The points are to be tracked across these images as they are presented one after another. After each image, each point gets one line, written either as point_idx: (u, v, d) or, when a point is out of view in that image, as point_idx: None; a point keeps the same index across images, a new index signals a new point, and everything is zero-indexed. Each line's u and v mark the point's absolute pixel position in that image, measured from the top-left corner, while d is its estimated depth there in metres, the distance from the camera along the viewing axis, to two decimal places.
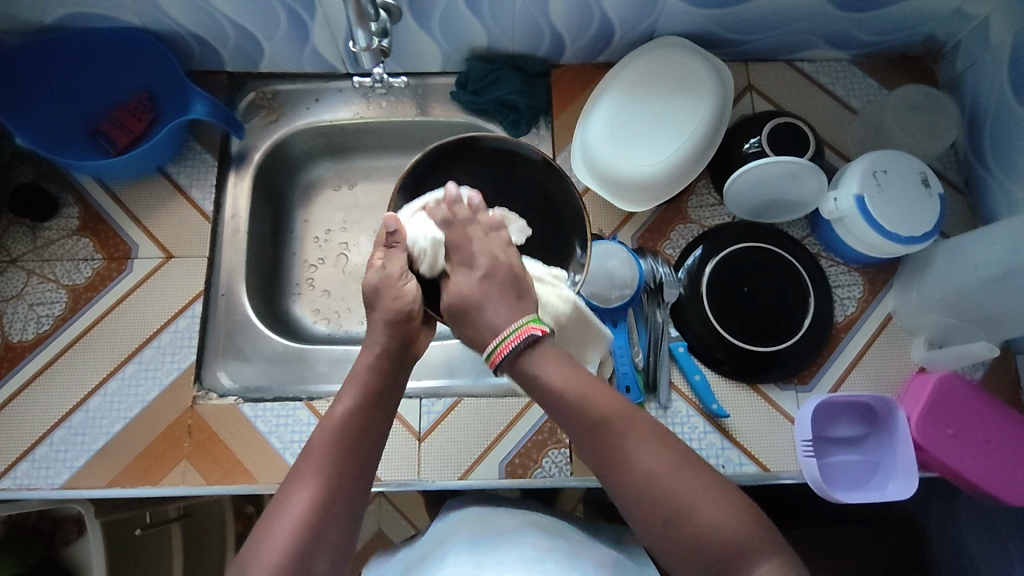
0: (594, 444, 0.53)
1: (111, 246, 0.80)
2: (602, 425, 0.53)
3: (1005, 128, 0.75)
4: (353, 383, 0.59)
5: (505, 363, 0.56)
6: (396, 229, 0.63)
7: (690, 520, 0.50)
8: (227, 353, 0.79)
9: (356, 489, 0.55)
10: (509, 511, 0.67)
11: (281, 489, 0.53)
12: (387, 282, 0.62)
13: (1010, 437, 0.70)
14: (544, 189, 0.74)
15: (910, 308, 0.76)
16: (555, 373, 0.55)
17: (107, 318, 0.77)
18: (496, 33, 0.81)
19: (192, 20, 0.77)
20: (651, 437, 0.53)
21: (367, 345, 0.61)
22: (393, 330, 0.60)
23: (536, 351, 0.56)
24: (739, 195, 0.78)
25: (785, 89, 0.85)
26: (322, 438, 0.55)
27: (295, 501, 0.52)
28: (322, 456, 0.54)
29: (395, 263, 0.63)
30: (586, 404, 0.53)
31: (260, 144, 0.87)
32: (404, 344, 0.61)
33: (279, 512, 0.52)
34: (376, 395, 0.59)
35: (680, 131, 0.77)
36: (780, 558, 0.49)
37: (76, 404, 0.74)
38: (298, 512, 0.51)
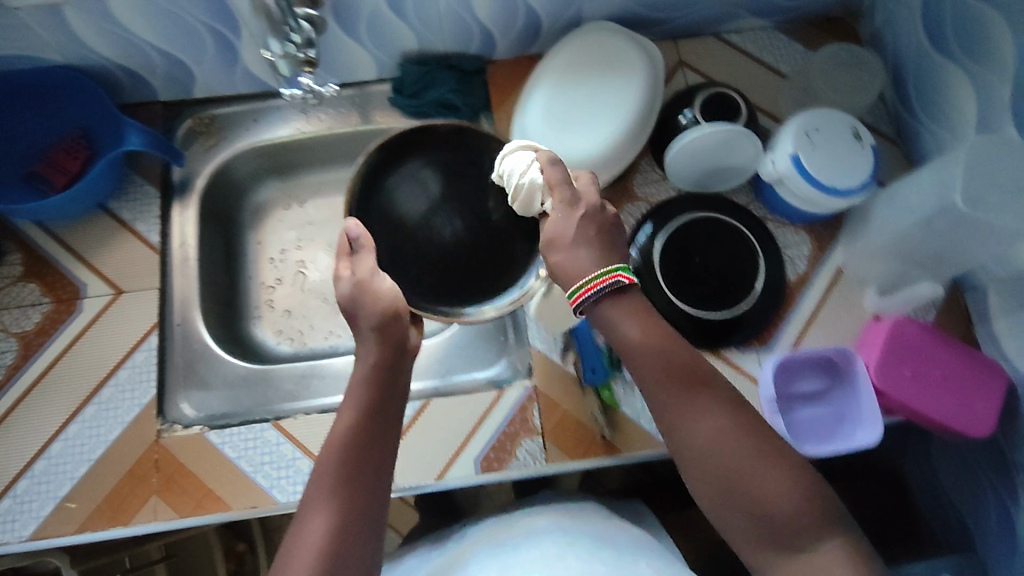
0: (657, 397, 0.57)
1: (59, 288, 0.79)
2: (676, 387, 0.56)
3: (926, 75, 0.77)
4: (350, 404, 0.60)
5: (586, 304, 0.59)
6: (359, 235, 0.65)
7: (749, 487, 0.52)
8: (189, 384, 0.78)
9: (369, 505, 0.56)
10: (533, 513, 0.70)
11: (296, 518, 0.55)
12: (361, 288, 0.64)
13: (967, 373, 0.71)
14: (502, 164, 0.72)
15: (858, 259, 0.78)
16: (633, 329, 0.58)
17: (61, 361, 0.76)
18: (424, 34, 0.81)
19: (116, 52, 0.77)
20: (717, 403, 0.55)
21: (359, 361, 0.62)
22: (382, 338, 0.62)
23: (612, 302, 0.59)
24: (680, 167, 0.80)
25: (715, 61, 0.87)
26: (326, 463, 0.56)
27: (314, 523, 0.54)
28: (328, 481, 0.55)
29: (364, 267, 0.65)
30: (663, 365, 0.57)
31: (202, 170, 0.87)
32: (395, 350, 0.62)
33: (297, 541, 0.53)
34: (379, 406, 0.60)
35: (616, 111, 0.79)
36: (837, 535, 0.50)
37: (37, 451, 0.73)
38: (313, 539, 0.53)
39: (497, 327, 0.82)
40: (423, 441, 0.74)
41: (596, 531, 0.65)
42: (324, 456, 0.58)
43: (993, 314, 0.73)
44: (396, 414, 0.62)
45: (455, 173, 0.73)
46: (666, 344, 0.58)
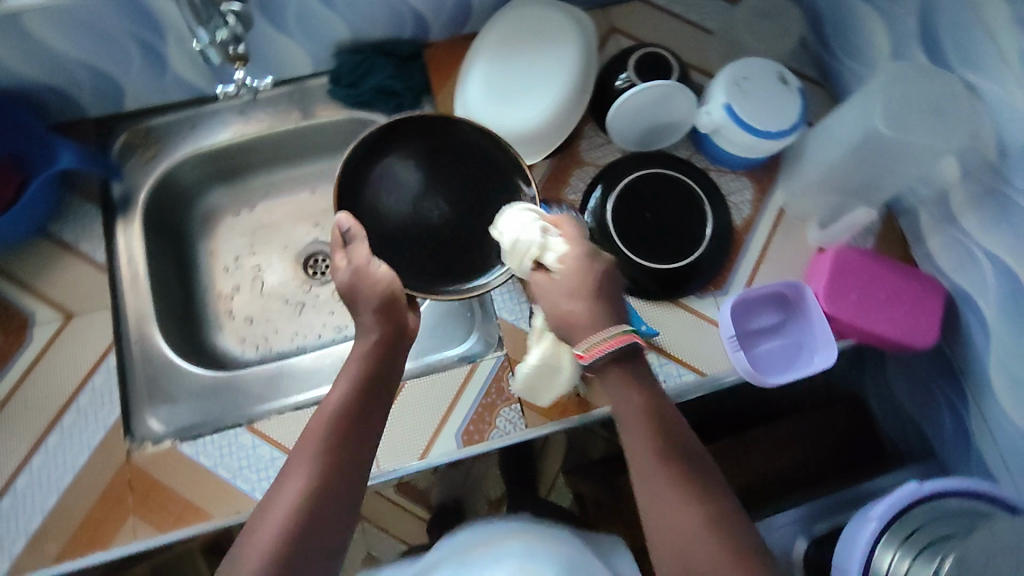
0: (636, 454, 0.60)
1: (4, 320, 0.76)
2: (668, 464, 0.58)
3: (841, 16, 0.81)
4: (350, 375, 0.62)
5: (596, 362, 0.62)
6: (350, 226, 0.65)
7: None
8: (156, 399, 0.76)
9: (350, 476, 0.58)
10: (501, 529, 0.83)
11: (280, 475, 0.57)
12: (360, 275, 0.64)
13: (908, 290, 0.76)
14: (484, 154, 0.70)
15: (798, 197, 0.82)
16: (633, 399, 0.61)
17: (16, 393, 0.73)
18: (357, 22, 0.81)
19: (37, 69, 0.74)
20: (699, 494, 0.57)
21: (359, 338, 0.64)
22: (383, 318, 0.63)
23: (620, 365, 0.62)
24: (621, 127, 0.82)
25: (644, 24, 0.89)
26: (315, 429, 0.58)
27: (289, 489, 0.56)
28: (313, 446, 0.57)
29: (359, 253, 0.64)
30: (661, 441, 0.59)
31: (143, 184, 0.84)
32: (396, 332, 0.64)
33: (275, 499, 0.56)
34: (372, 385, 0.62)
35: (554, 78, 0.80)
36: None
37: (2, 488, 0.70)
38: (290, 498, 0.55)
39: (462, 304, 0.83)
40: (402, 423, 0.74)
41: (548, 551, 0.79)
42: (316, 422, 0.60)
43: (925, 233, 0.78)
44: (390, 391, 0.64)
45: (435, 161, 0.71)
46: (657, 420, 0.60)
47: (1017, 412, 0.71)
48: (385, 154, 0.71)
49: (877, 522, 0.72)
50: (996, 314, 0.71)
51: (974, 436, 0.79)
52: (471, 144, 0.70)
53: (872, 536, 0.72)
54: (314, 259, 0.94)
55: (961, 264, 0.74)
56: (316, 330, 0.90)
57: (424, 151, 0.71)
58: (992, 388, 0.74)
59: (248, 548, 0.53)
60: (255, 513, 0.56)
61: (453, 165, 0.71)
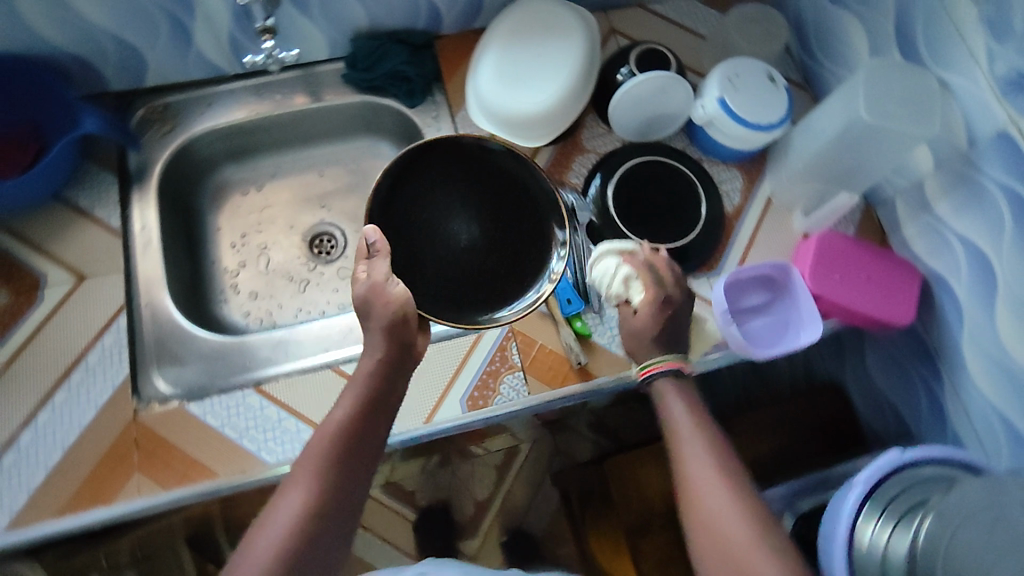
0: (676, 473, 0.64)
1: (16, 279, 0.77)
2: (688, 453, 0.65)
3: (823, 23, 0.88)
4: (350, 394, 0.62)
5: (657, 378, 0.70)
6: (376, 240, 0.65)
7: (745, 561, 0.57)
8: (164, 362, 0.77)
9: (344, 498, 0.57)
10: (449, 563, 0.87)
11: (275, 496, 0.57)
12: (374, 290, 0.64)
13: (887, 271, 0.81)
14: (516, 177, 0.73)
15: (785, 188, 0.87)
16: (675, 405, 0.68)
17: (24, 351, 0.74)
18: (374, 10, 0.85)
19: (66, 37, 0.76)
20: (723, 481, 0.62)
21: (365, 355, 0.65)
22: (391, 337, 0.64)
23: (669, 383, 0.69)
24: (622, 117, 0.87)
25: (642, 26, 0.95)
26: (314, 445, 0.59)
27: (291, 503, 0.55)
28: (311, 464, 0.57)
29: (378, 270, 0.65)
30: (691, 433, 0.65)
31: (158, 156, 0.86)
32: (403, 349, 0.65)
33: (268, 518, 0.55)
34: (374, 403, 0.62)
35: (560, 69, 0.85)
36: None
37: (5, 443, 0.70)
38: (285, 519, 0.54)
39: None
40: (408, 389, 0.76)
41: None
42: (313, 442, 0.59)
43: (901, 222, 0.84)
44: (392, 409, 0.64)
45: (466, 184, 0.73)
46: (700, 438, 0.65)
47: (989, 386, 0.76)
48: (417, 174, 0.72)
49: (861, 487, 0.76)
50: (968, 295, 0.77)
51: (949, 414, 0.84)
52: (503, 169, 0.73)
53: (859, 497, 0.75)
54: (319, 238, 0.96)
55: (935, 250, 0.80)
56: (320, 302, 0.92)
57: (456, 174, 0.73)
58: (965, 366, 0.79)
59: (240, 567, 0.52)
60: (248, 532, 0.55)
61: (486, 187, 0.73)
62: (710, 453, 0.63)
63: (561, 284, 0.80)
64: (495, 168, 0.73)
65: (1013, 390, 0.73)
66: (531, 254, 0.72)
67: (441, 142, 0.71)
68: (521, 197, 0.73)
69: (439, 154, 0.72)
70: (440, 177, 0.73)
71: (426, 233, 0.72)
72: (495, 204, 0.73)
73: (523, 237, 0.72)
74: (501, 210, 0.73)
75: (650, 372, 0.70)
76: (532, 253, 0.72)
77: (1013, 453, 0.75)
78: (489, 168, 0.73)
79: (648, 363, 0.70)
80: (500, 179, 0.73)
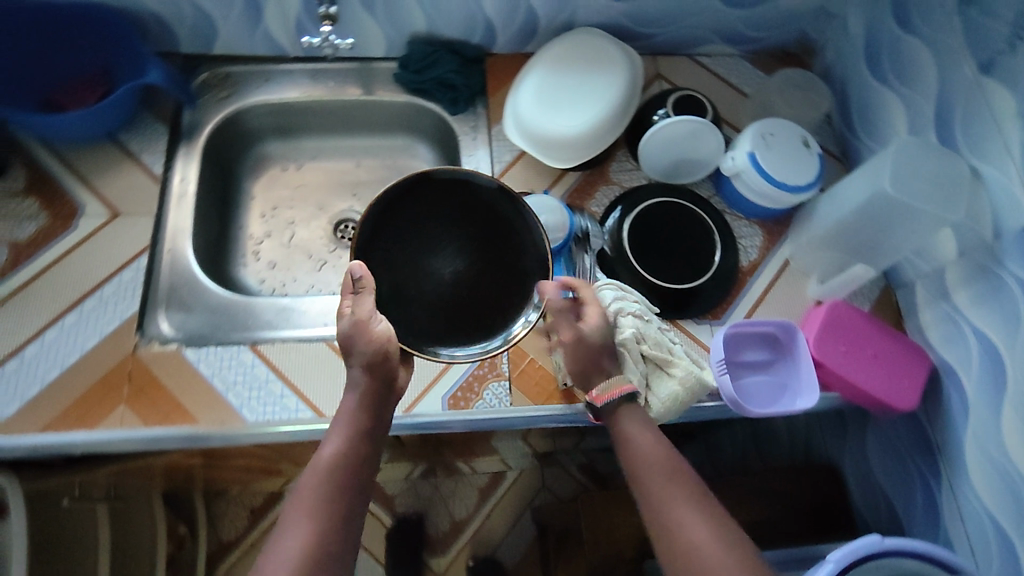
0: (647, 500, 0.61)
1: (57, 205, 0.82)
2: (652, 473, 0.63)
3: (866, 100, 0.89)
4: (334, 435, 0.62)
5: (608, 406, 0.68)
6: (361, 274, 0.66)
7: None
8: (171, 307, 0.80)
9: (345, 535, 0.57)
10: None
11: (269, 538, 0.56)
12: (358, 327, 0.65)
13: (894, 352, 0.80)
14: (505, 214, 0.74)
15: (804, 253, 0.87)
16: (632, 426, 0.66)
17: (48, 271, 0.78)
18: (434, 19, 0.90)
19: None
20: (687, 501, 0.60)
21: (347, 392, 0.65)
22: (374, 370, 0.65)
23: (628, 408, 0.67)
24: (651, 156, 0.89)
25: (688, 76, 0.98)
26: (309, 483, 0.58)
27: (291, 539, 0.54)
28: (306, 501, 0.57)
29: (363, 306, 0.66)
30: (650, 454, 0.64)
31: (210, 118, 0.92)
32: (386, 382, 0.66)
33: (265, 559, 0.54)
34: (362, 436, 0.63)
35: (598, 100, 0.88)
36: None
37: (10, 352, 0.74)
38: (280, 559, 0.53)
39: None
40: None
41: None
42: (306, 481, 0.59)
43: (919, 307, 0.82)
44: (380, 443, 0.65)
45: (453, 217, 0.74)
46: (663, 466, 0.62)
47: (986, 488, 0.73)
48: (403, 208, 0.73)
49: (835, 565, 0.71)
50: (975, 389, 0.74)
51: (942, 511, 0.80)
52: (492, 205, 0.74)
53: None
54: (344, 224, 1.00)
55: (947, 339, 0.78)
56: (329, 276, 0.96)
57: (443, 213, 0.74)
58: (964, 462, 0.76)
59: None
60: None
61: (472, 221, 0.74)
62: (679, 484, 0.60)
63: None
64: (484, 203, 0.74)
65: (1010, 495, 0.70)
66: (515, 294, 0.72)
67: (430, 176, 0.72)
68: (507, 233, 0.74)
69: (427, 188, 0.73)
70: (425, 216, 0.74)
71: (415, 269, 0.72)
72: (482, 238, 0.74)
73: (506, 272, 0.73)
74: (487, 244, 0.74)
75: (614, 395, 0.67)
76: (517, 292, 0.72)
77: (1003, 562, 0.71)
78: (478, 203, 0.74)
79: (613, 385, 0.68)
80: (484, 216, 0.74)
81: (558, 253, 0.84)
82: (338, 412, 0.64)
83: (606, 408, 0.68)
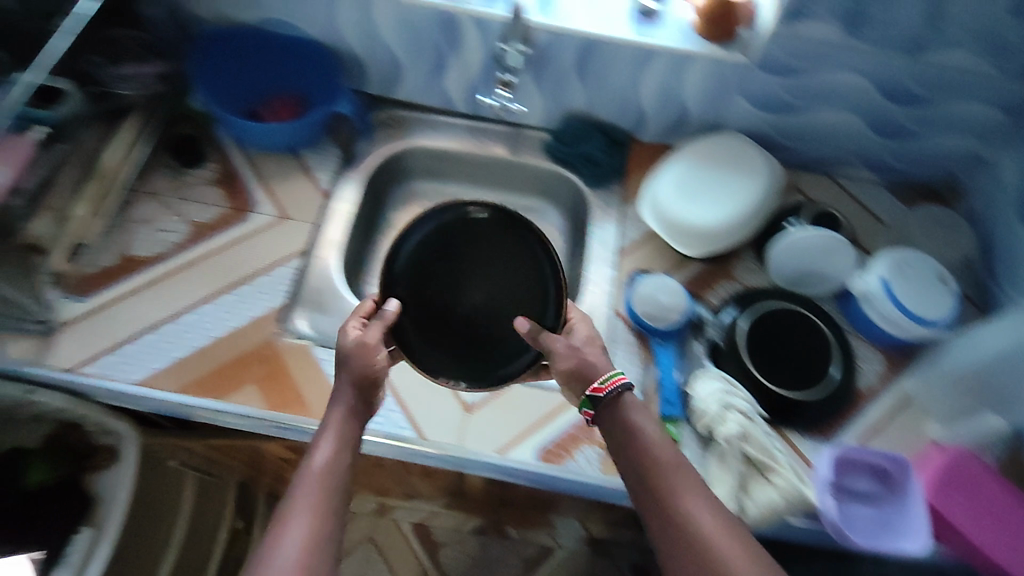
0: (658, 501, 0.59)
1: (238, 199, 0.93)
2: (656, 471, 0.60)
3: (1015, 249, 0.87)
4: (323, 442, 0.62)
5: (608, 398, 0.66)
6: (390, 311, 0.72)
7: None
8: (307, 307, 0.87)
9: (334, 540, 0.56)
10: None
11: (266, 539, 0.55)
12: (360, 349, 0.67)
13: (1020, 518, 0.73)
14: (513, 241, 0.80)
15: (928, 392, 0.83)
16: (646, 420, 0.64)
17: (217, 253, 0.88)
18: (594, 101, 0.98)
19: (359, 43, 0.95)
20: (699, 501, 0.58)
21: (332, 404, 0.66)
22: (359, 391, 0.66)
23: (625, 400, 0.66)
24: (781, 261, 0.90)
25: (824, 193, 1.00)
26: (305, 487, 0.58)
27: (288, 539, 0.54)
28: (307, 504, 0.57)
29: (373, 334, 0.69)
30: (653, 448, 0.61)
31: (377, 152, 1.03)
32: (366, 406, 0.67)
33: (267, 558, 0.54)
34: (349, 445, 0.63)
35: (733, 199, 0.91)
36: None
37: (171, 315, 0.83)
38: (284, 561, 0.53)
39: None
40: (494, 418, 0.80)
41: None
42: (301, 485, 0.59)
43: None
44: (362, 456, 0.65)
45: (460, 251, 0.80)
46: (674, 458, 0.61)
47: None
48: (409, 255, 0.78)
49: None
50: None
51: None
52: (496, 232, 0.80)
53: None
54: None
55: None
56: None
57: (453, 250, 0.80)
58: None
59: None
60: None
61: (480, 249, 0.80)
62: (684, 479, 0.59)
63: (667, 385, 0.82)
64: (485, 232, 0.80)
65: None
66: (540, 313, 0.77)
67: (424, 217, 0.79)
68: (516, 252, 0.80)
69: (428, 232, 0.79)
70: (442, 259, 0.79)
71: (436, 313, 0.77)
72: (496, 264, 0.79)
73: (524, 287, 0.78)
74: (501, 267, 0.79)
75: (614, 383, 0.66)
76: (542, 312, 0.77)
77: None
78: (479, 232, 0.80)
79: (610, 375, 0.67)
80: (490, 240, 0.80)
81: (671, 335, 0.85)
82: (326, 416, 0.65)
83: (604, 401, 0.66)
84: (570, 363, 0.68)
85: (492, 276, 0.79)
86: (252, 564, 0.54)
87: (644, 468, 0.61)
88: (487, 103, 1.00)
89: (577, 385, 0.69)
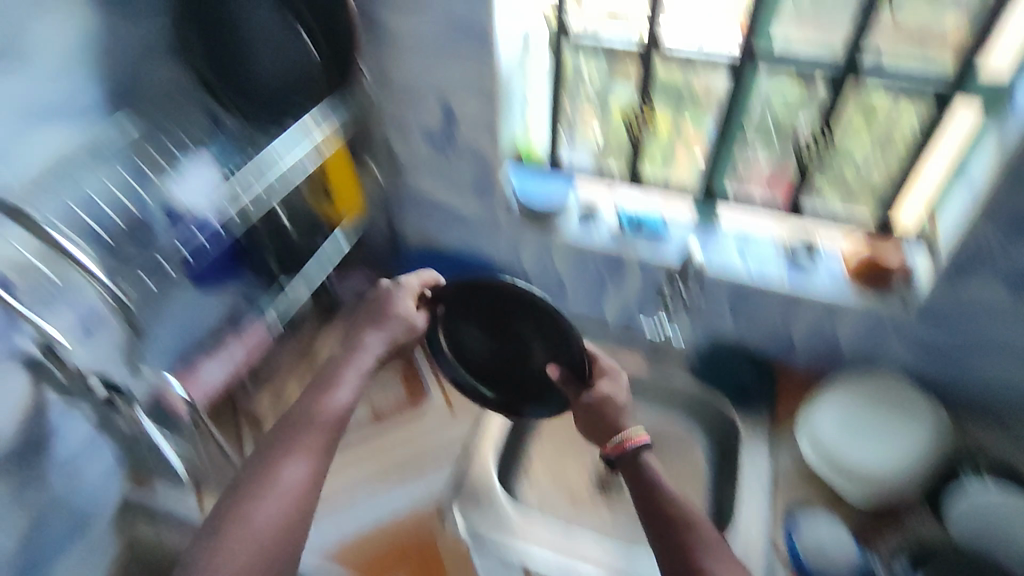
0: (676, 539, 0.65)
1: (415, 388, 1.04)
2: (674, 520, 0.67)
3: None
4: (327, 390, 0.74)
5: (631, 451, 0.74)
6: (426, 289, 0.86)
7: None
8: (465, 503, 0.92)
9: (312, 500, 0.65)
10: None
11: (270, 462, 0.65)
12: (387, 298, 0.83)
13: None
14: (507, 292, 0.76)
15: None
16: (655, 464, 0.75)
17: (393, 439, 0.98)
18: (743, 329, 1.04)
19: (534, 264, 1.10)
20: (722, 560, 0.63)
21: (365, 351, 0.79)
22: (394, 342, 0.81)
23: (636, 458, 0.74)
24: (963, 518, 0.83)
25: (998, 441, 0.94)
26: (320, 428, 0.70)
27: (296, 465, 0.66)
28: (320, 441, 0.69)
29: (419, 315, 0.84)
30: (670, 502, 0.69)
31: None
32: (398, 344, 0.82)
33: (273, 483, 0.63)
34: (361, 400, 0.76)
35: (899, 447, 0.89)
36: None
37: (348, 495, 0.91)
38: (284, 486, 0.63)
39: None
40: None
41: None
42: (300, 425, 0.70)
43: None
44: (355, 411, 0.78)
45: (484, 309, 0.81)
46: (702, 520, 0.67)
47: None
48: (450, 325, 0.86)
49: None
50: None
51: None
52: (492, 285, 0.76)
53: None
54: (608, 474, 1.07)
55: None
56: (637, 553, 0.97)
57: (473, 307, 0.82)
58: None
59: (255, 533, 0.60)
60: (245, 489, 0.62)
61: (489, 301, 0.79)
62: (704, 539, 0.65)
63: None
64: (486, 288, 0.77)
65: None
66: (574, 364, 0.79)
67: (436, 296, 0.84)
68: (515, 299, 0.76)
69: (459, 310, 0.83)
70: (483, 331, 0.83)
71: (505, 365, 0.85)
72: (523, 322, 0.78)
73: (529, 308, 0.75)
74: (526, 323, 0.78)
75: (620, 441, 0.75)
76: (575, 365, 0.79)
77: None
78: (483, 290, 0.78)
79: (623, 432, 0.76)
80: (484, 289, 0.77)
81: None
82: (346, 361, 0.78)
83: (615, 454, 0.75)
84: (592, 399, 0.77)
85: (531, 341, 0.80)
86: (252, 470, 0.65)
87: (646, 493, 0.71)
88: (646, 323, 1.10)
89: (589, 428, 0.78)
